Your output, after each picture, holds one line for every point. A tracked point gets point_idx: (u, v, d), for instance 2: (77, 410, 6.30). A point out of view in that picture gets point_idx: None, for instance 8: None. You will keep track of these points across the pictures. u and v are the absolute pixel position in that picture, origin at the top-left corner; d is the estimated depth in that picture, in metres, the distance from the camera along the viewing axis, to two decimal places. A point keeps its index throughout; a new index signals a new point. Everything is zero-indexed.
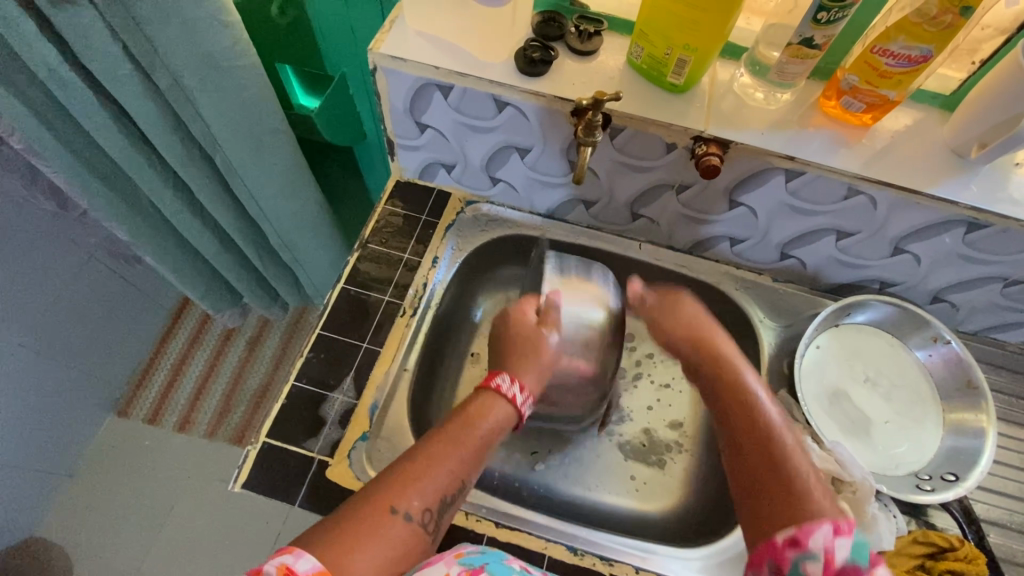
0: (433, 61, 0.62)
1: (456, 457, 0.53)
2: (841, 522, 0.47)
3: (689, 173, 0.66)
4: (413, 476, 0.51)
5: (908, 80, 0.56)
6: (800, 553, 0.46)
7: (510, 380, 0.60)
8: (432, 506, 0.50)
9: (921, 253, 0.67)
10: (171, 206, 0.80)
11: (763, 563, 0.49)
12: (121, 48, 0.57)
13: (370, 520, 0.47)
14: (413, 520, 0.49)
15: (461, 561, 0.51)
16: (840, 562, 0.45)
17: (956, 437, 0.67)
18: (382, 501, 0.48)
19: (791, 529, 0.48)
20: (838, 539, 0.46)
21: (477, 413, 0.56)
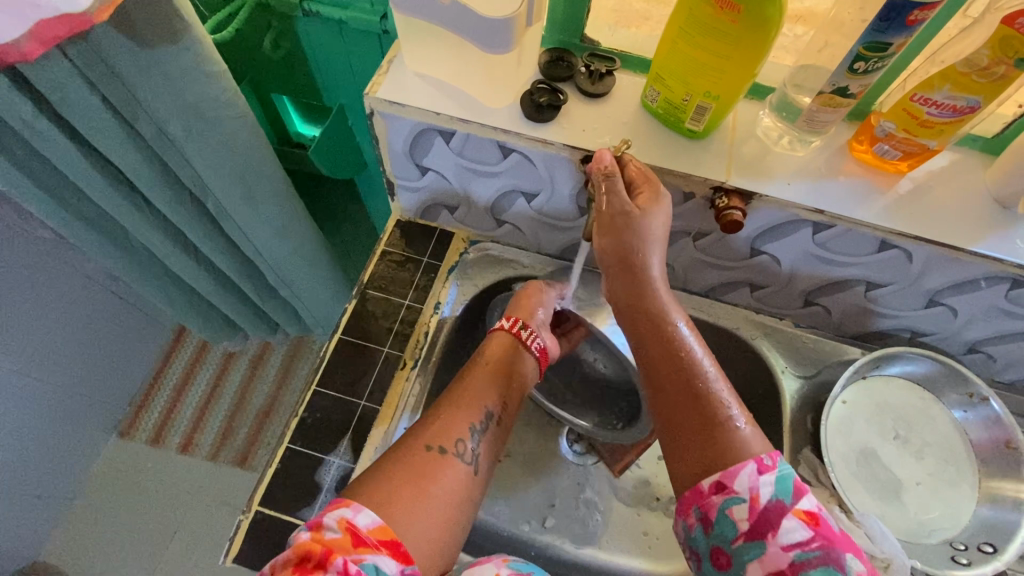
0: (433, 107, 0.58)
1: (484, 397, 0.57)
2: (765, 459, 0.47)
3: (708, 221, 0.62)
4: (450, 417, 0.55)
5: (950, 130, 0.52)
6: (725, 497, 0.47)
7: (530, 327, 0.63)
8: (467, 438, 0.54)
9: (958, 305, 0.62)
10: (163, 246, 0.77)
11: (690, 512, 0.49)
12: (101, 99, 0.53)
13: (416, 460, 0.51)
14: (448, 452, 0.52)
15: (508, 565, 0.52)
16: (763, 501, 0.45)
17: (993, 503, 0.63)
18: (418, 442, 0.52)
19: (717, 475, 0.48)
20: (762, 477, 0.46)
21: (493, 356, 0.61)
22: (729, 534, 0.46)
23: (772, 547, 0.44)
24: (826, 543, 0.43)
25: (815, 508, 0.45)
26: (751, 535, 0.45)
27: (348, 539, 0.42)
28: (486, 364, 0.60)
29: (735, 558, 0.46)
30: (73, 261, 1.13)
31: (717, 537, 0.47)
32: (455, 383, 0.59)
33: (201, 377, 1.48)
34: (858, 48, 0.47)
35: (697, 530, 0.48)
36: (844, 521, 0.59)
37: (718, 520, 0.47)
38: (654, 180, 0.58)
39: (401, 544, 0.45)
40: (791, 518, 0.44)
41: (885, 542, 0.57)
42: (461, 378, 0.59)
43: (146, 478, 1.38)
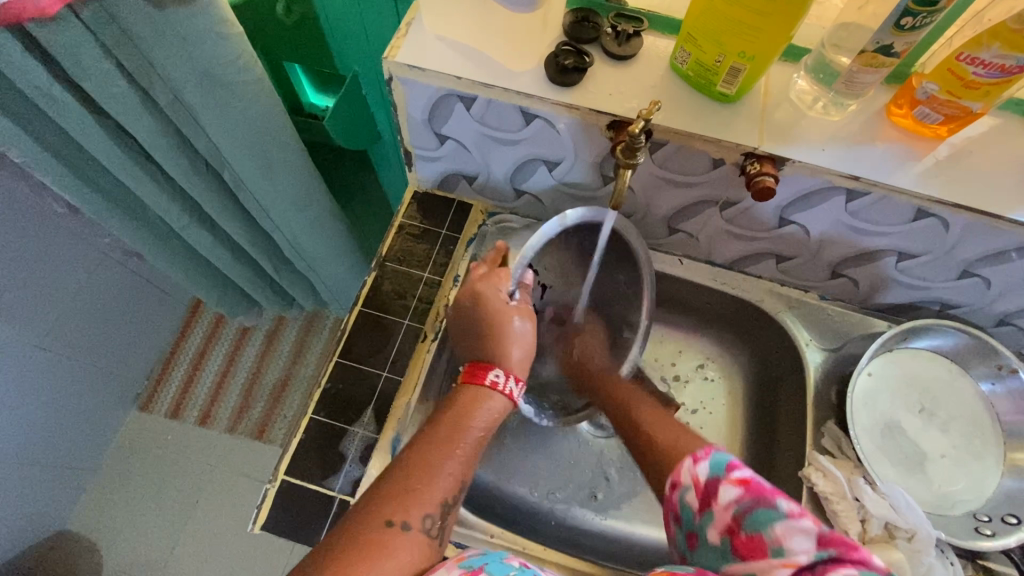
0: (455, 71, 0.56)
1: (446, 463, 0.49)
2: (700, 452, 0.46)
3: (737, 189, 0.60)
4: (407, 486, 0.47)
5: (997, 92, 0.49)
6: (680, 493, 0.46)
7: (507, 372, 0.57)
8: (434, 512, 0.46)
9: (992, 276, 0.61)
10: (179, 217, 0.76)
11: (668, 522, 0.47)
12: (115, 65, 0.52)
13: (369, 537, 0.43)
14: (411, 528, 0.44)
15: (462, 563, 0.41)
16: (704, 482, 0.44)
17: (1018, 476, 0.62)
18: (376, 517, 0.44)
19: (673, 478, 0.47)
20: (696, 465, 0.45)
21: (467, 410, 0.53)
22: (691, 517, 0.44)
23: (718, 508, 0.42)
24: (757, 490, 0.40)
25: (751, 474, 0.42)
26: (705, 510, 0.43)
27: None
28: (460, 422, 0.52)
29: (700, 537, 0.43)
30: (85, 235, 1.12)
31: (687, 523, 0.45)
32: (423, 432, 0.51)
33: (217, 352, 1.50)
34: (906, 3, 0.44)
35: (678, 537, 0.46)
36: (869, 492, 0.58)
37: (681, 511, 0.45)
38: (683, 146, 0.56)
39: None
40: (726, 484, 0.42)
41: (909, 513, 0.57)
42: (428, 433, 0.51)
43: (168, 450, 1.41)
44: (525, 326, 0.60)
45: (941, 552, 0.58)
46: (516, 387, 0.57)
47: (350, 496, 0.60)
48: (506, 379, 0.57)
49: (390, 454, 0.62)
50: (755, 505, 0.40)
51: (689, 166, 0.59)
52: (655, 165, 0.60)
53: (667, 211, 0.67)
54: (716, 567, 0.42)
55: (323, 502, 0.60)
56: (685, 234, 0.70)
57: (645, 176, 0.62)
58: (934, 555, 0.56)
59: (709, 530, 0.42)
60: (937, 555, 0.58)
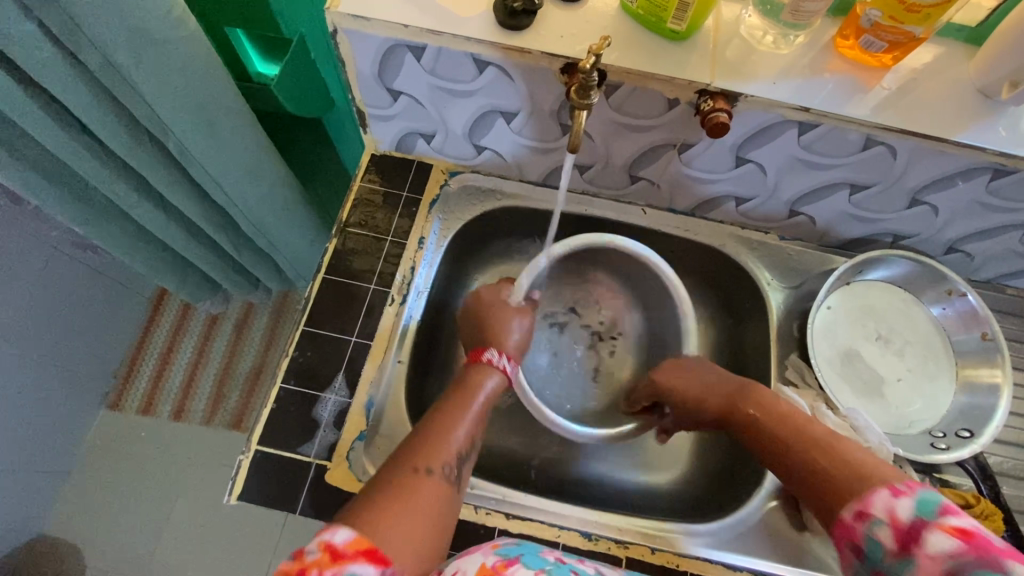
0: (401, 19, 0.54)
1: (463, 422, 0.53)
2: (900, 484, 0.43)
3: (693, 130, 0.60)
4: (426, 442, 0.50)
5: (937, 15, 0.50)
6: (867, 524, 0.43)
7: (500, 352, 0.62)
8: (453, 459, 0.50)
9: (939, 203, 0.63)
10: (128, 195, 0.73)
11: (844, 549, 0.45)
12: (36, 25, 0.49)
13: (401, 478, 0.46)
14: (434, 472, 0.48)
15: (496, 552, 0.45)
16: (904, 522, 0.41)
17: (969, 393, 0.65)
18: (406, 464, 0.48)
19: (854, 504, 0.45)
20: (895, 499, 0.42)
21: (471, 385, 0.58)
22: (876, 556, 0.42)
23: (922, 559, 0.39)
24: (981, 547, 0.37)
25: (972, 525, 0.38)
26: (903, 555, 0.40)
27: (327, 557, 0.37)
28: (468, 390, 0.57)
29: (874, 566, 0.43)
30: (33, 228, 1.07)
31: (872, 561, 0.43)
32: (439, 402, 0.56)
33: (186, 344, 1.46)
34: None
35: (856, 564, 0.45)
36: (831, 417, 0.61)
37: (867, 546, 0.43)
38: (637, 87, 0.56)
39: (378, 550, 0.40)
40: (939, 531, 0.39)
41: (869, 433, 0.59)
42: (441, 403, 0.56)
43: (143, 446, 1.38)
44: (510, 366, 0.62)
45: (900, 468, 0.61)
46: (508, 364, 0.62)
47: (327, 460, 0.60)
48: (499, 357, 0.61)
49: (364, 418, 0.62)
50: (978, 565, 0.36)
51: (645, 109, 0.59)
52: (612, 109, 0.59)
53: (627, 158, 0.67)
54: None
55: (300, 469, 0.59)
56: (647, 182, 0.70)
57: (603, 122, 0.62)
58: None
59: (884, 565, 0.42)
60: (897, 471, 0.60)
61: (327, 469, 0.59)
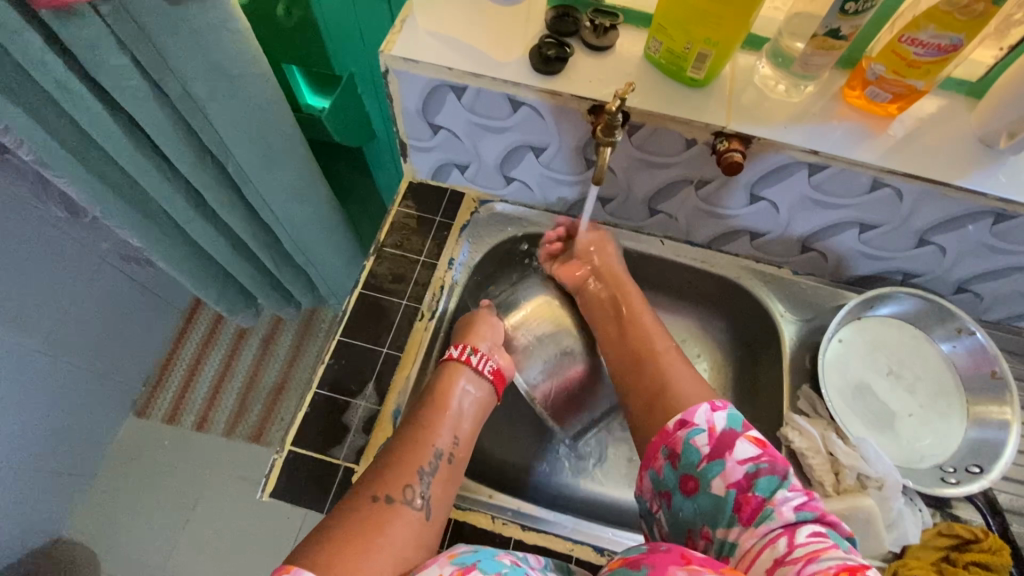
0: (446, 62, 0.60)
1: (436, 432, 0.59)
2: (717, 402, 0.57)
3: (710, 168, 0.65)
4: (397, 463, 0.55)
5: (937, 70, 0.55)
6: (689, 431, 0.55)
7: (462, 346, 0.66)
8: (413, 483, 0.54)
9: (946, 243, 0.66)
10: (184, 211, 0.80)
11: (658, 453, 0.56)
12: (130, 59, 0.56)
13: (364, 516, 0.50)
14: (395, 501, 0.52)
15: (454, 560, 0.47)
16: (719, 430, 0.54)
17: (979, 429, 0.67)
18: (364, 498, 0.52)
19: (681, 415, 0.57)
20: (715, 411, 0.56)
21: (445, 385, 0.63)
22: (694, 459, 0.54)
23: (731, 462, 0.53)
24: (772, 457, 0.53)
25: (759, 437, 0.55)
26: (713, 455, 0.53)
27: None
28: (440, 398, 0.61)
29: (699, 480, 0.53)
30: (86, 239, 1.15)
31: (685, 464, 0.54)
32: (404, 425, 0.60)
33: (214, 355, 1.52)
34: None
35: (665, 469, 0.55)
36: (840, 445, 0.63)
37: (684, 451, 0.55)
38: (658, 128, 0.61)
39: None
40: (746, 441, 0.54)
41: (878, 463, 0.61)
42: (410, 420, 0.60)
43: (166, 453, 1.43)
44: (480, 391, 0.64)
45: (910, 501, 0.62)
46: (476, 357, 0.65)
47: (354, 463, 0.63)
48: (465, 351, 0.65)
49: (391, 425, 0.65)
50: (770, 468, 0.52)
51: (664, 148, 0.64)
52: (634, 147, 0.64)
53: (646, 192, 0.71)
54: (706, 505, 0.53)
55: (328, 471, 0.63)
56: (665, 215, 0.75)
57: (625, 158, 0.67)
58: (902, 502, 0.61)
59: (715, 479, 0.53)
60: (907, 503, 0.62)
61: (354, 472, 0.63)
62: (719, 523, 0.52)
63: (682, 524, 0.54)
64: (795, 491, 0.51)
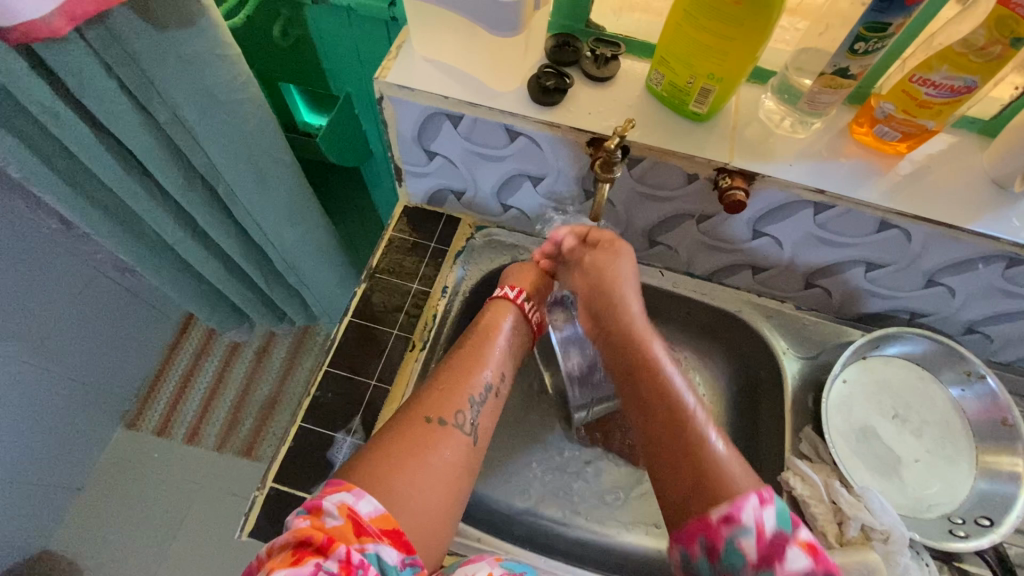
0: (442, 91, 0.59)
1: (481, 365, 0.57)
2: (764, 492, 0.46)
3: (711, 203, 0.63)
4: (446, 390, 0.54)
5: (949, 111, 0.53)
6: (733, 530, 0.44)
7: (513, 287, 0.65)
8: (465, 409, 0.53)
9: (956, 285, 0.63)
10: (174, 231, 0.78)
11: (694, 542, 0.46)
12: (117, 84, 0.55)
13: (417, 434, 0.50)
14: (447, 423, 0.52)
15: (501, 564, 0.49)
16: (769, 533, 0.43)
17: (989, 480, 0.64)
18: (417, 414, 0.52)
19: (723, 507, 0.45)
20: (763, 509, 0.44)
21: (492, 322, 0.62)
22: (737, 565, 0.43)
23: None
24: (830, 568, 0.42)
25: (815, 540, 0.43)
26: (761, 565, 0.43)
27: (350, 527, 0.41)
28: (485, 336, 0.60)
29: None
30: (79, 251, 1.14)
31: (725, 569, 0.44)
32: (444, 363, 0.58)
33: (207, 368, 1.49)
34: (858, 29, 0.48)
35: (702, 561, 0.46)
36: (844, 494, 0.60)
37: (726, 553, 0.44)
38: (659, 162, 0.59)
39: (402, 534, 0.44)
40: (796, 547, 0.43)
41: (884, 515, 0.58)
42: (453, 357, 0.58)
43: (155, 467, 1.40)
44: (522, 333, 0.63)
45: (917, 554, 0.59)
46: (525, 300, 0.64)
47: None
48: (515, 291, 0.65)
49: None
50: None
51: (666, 181, 0.62)
52: (634, 180, 0.62)
53: (646, 224, 0.69)
54: None
55: None
56: (665, 246, 0.73)
57: (625, 190, 0.65)
58: (909, 557, 0.57)
59: None
60: (913, 557, 0.59)
61: None
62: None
63: None
64: None
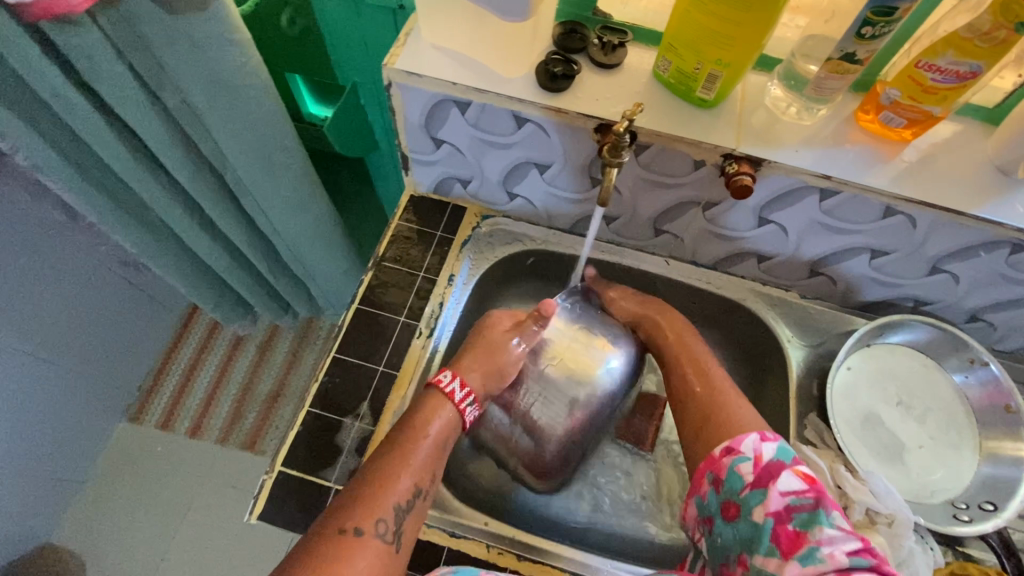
0: (450, 78, 0.59)
1: (404, 471, 0.50)
2: (767, 432, 0.52)
3: (718, 190, 0.63)
4: (381, 489, 0.49)
5: (954, 96, 0.53)
6: (734, 458, 0.51)
7: (455, 374, 0.58)
8: (388, 516, 0.47)
9: (960, 272, 0.64)
10: (181, 220, 0.78)
11: (703, 479, 0.53)
12: (127, 68, 0.55)
13: (329, 545, 0.44)
14: (365, 533, 0.46)
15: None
16: (766, 460, 0.50)
17: (993, 465, 0.64)
18: (331, 527, 0.46)
19: (726, 442, 0.53)
20: (762, 441, 0.51)
21: (424, 417, 0.55)
22: (736, 487, 0.50)
23: (773, 494, 0.48)
24: (820, 493, 0.47)
25: (813, 472, 0.49)
26: (757, 485, 0.49)
27: None
28: (413, 437, 0.53)
29: (742, 508, 0.49)
30: (84, 243, 1.14)
31: (727, 492, 0.51)
32: (381, 450, 0.52)
33: (210, 362, 1.50)
34: (864, 13, 0.48)
35: (709, 494, 0.52)
36: (850, 478, 0.60)
37: (727, 477, 0.51)
38: (666, 148, 0.60)
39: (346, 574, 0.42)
40: (790, 472, 0.48)
41: (887, 499, 0.59)
42: (383, 450, 0.52)
43: (158, 460, 1.41)
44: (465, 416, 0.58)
45: (921, 539, 0.60)
46: (463, 391, 0.57)
47: (346, 486, 0.61)
48: (454, 379, 0.58)
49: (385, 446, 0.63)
50: (815, 504, 0.46)
51: (672, 168, 0.62)
52: (640, 167, 0.63)
53: (653, 212, 0.70)
54: (748, 534, 0.48)
55: (319, 493, 0.61)
56: (670, 235, 0.73)
57: (631, 177, 0.65)
58: (913, 540, 0.58)
59: (757, 508, 0.48)
60: (917, 541, 0.59)
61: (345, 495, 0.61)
62: (758, 554, 0.47)
63: (720, 550, 0.51)
64: (843, 530, 0.44)
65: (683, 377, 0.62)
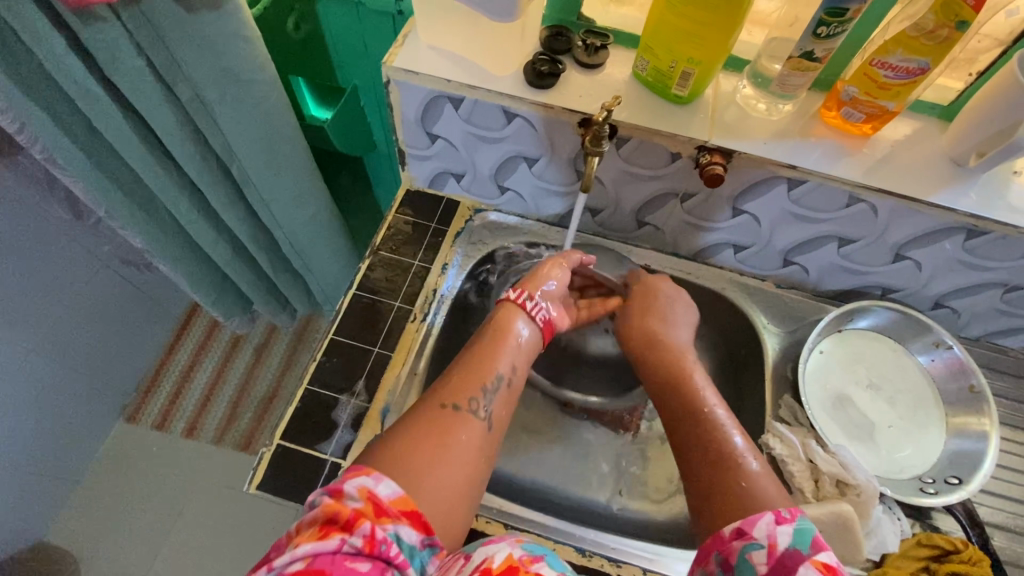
0: (445, 75, 0.64)
1: (495, 359, 0.56)
2: (783, 512, 0.45)
3: (694, 181, 0.68)
4: (463, 377, 0.54)
5: (907, 92, 0.58)
6: (745, 543, 0.44)
7: (520, 289, 0.61)
8: (479, 396, 0.53)
9: (922, 259, 0.68)
10: (187, 213, 0.82)
11: (710, 557, 0.46)
12: (145, 61, 0.59)
13: (435, 421, 0.50)
14: (462, 410, 0.52)
15: (522, 545, 0.43)
16: (781, 549, 0.43)
17: (958, 441, 0.68)
18: (434, 402, 0.52)
19: (736, 523, 0.46)
20: (779, 525, 0.44)
21: (501, 326, 0.59)
22: None
23: None
24: None
25: (836, 563, 0.42)
26: None
27: (370, 508, 0.41)
28: (496, 335, 0.58)
29: None
30: (89, 242, 1.17)
31: None
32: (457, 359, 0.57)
33: (207, 363, 1.52)
34: (819, 15, 0.53)
35: None
36: (820, 452, 0.64)
37: (738, 565, 0.44)
38: (645, 141, 0.64)
39: (420, 514, 0.44)
40: (812, 566, 0.41)
41: (856, 470, 0.62)
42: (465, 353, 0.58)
43: (154, 459, 1.42)
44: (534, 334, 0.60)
45: (889, 509, 0.63)
46: (532, 301, 0.61)
47: (341, 459, 0.64)
48: (522, 294, 0.61)
49: (379, 421, 0.66)
50: None
51: (651, 160, 0.67)
52: (621, 160, 0.67)
53: (635, 204, 0.74)
54: None
55: (315, 466, 0.64)
56: (652, 227, 0.77)
57: (614, 170, 0.69)
58: (880, 511, 0.62)
59: None
60: (885, 511, 0.63)
61: (340, 467, 0.63)
62: None
63: None
64: None
65: (683, 409, 0.58)
